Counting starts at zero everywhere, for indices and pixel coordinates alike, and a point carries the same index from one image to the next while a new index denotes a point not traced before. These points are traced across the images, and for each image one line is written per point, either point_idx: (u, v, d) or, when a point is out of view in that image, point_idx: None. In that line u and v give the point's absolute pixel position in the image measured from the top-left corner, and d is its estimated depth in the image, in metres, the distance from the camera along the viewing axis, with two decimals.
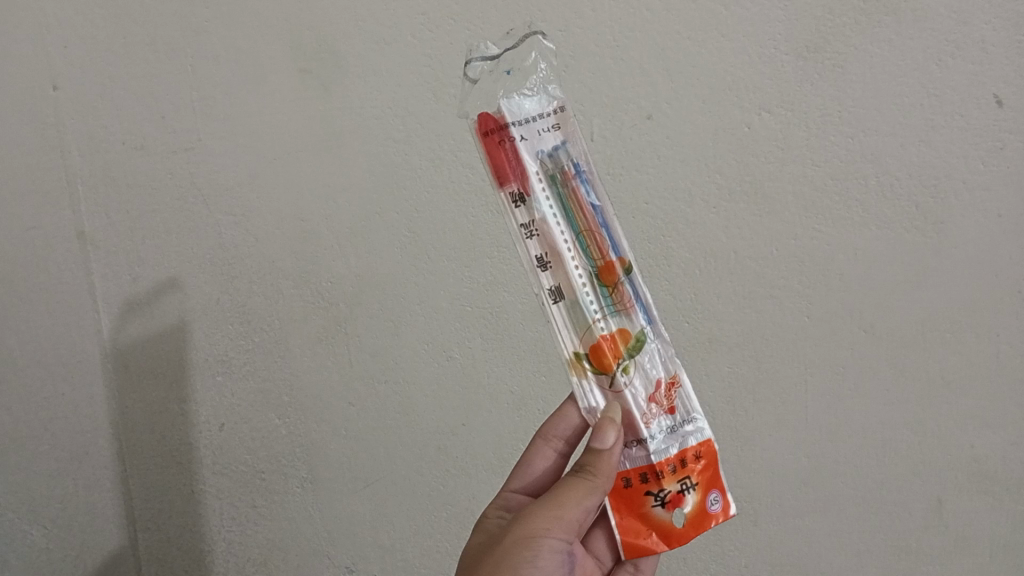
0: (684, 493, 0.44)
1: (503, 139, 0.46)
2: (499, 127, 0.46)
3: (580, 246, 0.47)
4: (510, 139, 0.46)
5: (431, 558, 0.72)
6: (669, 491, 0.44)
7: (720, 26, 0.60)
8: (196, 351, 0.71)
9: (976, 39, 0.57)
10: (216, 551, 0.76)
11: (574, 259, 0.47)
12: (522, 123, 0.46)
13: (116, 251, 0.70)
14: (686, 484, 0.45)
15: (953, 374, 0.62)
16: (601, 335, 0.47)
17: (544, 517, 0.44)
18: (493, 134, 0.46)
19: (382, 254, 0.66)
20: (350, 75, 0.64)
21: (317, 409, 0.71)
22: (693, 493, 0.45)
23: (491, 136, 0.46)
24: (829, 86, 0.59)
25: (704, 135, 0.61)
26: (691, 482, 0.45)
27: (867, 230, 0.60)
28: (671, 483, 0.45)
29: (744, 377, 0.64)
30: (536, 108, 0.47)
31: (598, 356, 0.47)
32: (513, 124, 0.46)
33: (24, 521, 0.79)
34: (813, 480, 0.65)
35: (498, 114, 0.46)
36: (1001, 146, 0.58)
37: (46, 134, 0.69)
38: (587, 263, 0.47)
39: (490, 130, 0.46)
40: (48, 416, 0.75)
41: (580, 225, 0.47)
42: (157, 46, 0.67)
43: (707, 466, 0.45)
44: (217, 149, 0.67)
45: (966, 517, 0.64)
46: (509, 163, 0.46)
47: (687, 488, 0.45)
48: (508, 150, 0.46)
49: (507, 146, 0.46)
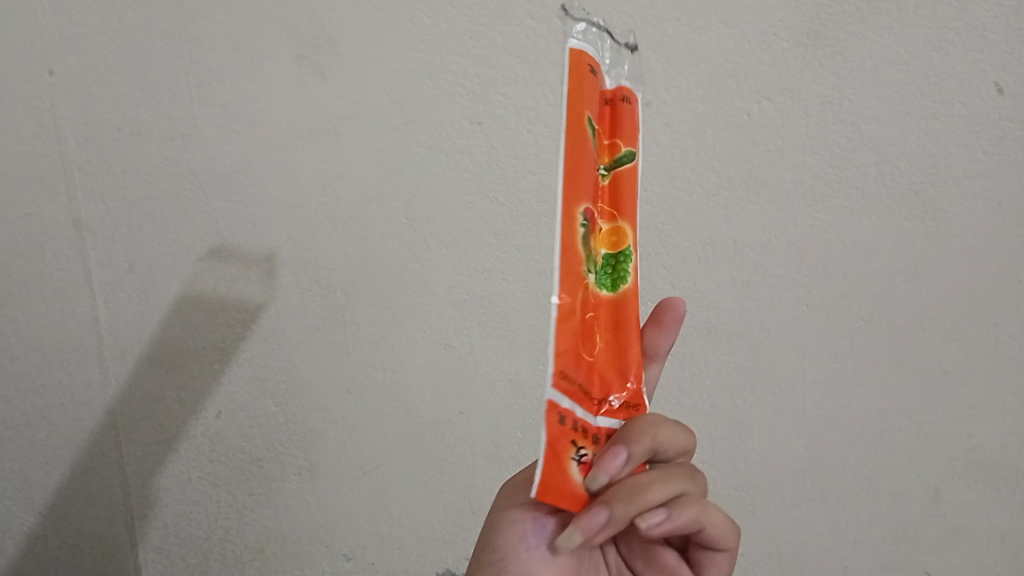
0: (580, 464, 0.35)
1: (619, 97, 0.37)
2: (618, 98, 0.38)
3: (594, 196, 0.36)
4: (615, 95, 0.37)
5: (430, 546, 0.73)
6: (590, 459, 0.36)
7: (719, 12, 0.58)
8: (193, 339, 0.71)
9: (977, 27, 0.57)
10: (212, 539, 0.77)
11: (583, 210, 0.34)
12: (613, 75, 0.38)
13: (112, 238, 0.70)
14: (581, 451, 0.35)
15: (951, 364, 0.62)
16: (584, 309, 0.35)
17: (516, 483, 0.47)
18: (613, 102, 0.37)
19: (380, 243, 0.66)
20: (345, 61, 0.63)
21: (314, 398, 0.71)
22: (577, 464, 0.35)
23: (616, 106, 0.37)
24: (829, 75, 0.58)
25: (703, 123, 0.60)
26: (573, 448, 0.35)
27: (866, 218, 0.60)
28: (591, 448, 0.36)
29: (742, 366, 0.64)
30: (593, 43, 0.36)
31: (619, 337, 0.37)
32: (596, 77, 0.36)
33: (21, 509, 0.79)
34: (808, 468, 0.66)
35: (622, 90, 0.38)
36: (1001, 134, 0.58)
37: (39, 120, 0.68)
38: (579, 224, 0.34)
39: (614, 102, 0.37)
40: (44, 404, 0.75)
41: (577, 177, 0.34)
42: (153, 32, 0.65)
43: (557, 434, 0.33)
44: (214, 136, 0.66)
45: (962, 506, 0.65)
46: (625, 121, 0.37)
47: (582, 457, 0.35)
48: (621, 113, 0.37)
49: (608, 107, 0.37)
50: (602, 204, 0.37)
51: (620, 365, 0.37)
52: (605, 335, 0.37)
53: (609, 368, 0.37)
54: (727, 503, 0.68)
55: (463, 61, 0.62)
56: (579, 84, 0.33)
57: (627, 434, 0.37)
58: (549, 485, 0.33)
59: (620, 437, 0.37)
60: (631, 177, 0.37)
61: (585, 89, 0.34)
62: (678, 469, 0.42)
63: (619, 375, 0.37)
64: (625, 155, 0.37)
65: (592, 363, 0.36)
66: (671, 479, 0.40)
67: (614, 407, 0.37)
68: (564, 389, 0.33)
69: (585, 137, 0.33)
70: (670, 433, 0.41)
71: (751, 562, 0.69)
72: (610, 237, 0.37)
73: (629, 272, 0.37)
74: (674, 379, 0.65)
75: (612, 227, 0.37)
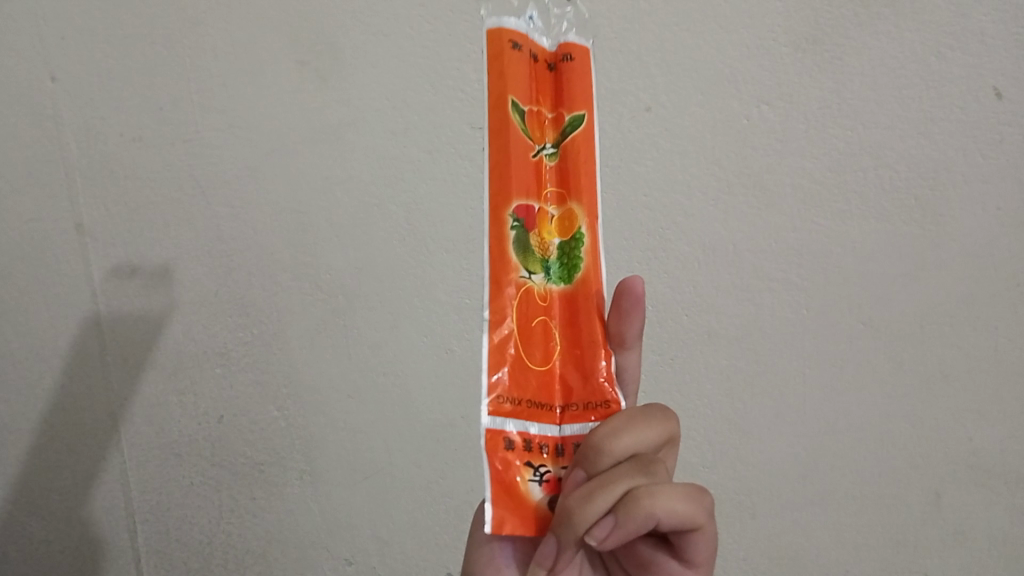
0: (543, 483, 0.36)
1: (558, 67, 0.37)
2: (560, 60, 0.38)
3: (540, 180, 0.37)
4: (555, 58, 0.38)
5: (431, 550, 0.73)
6: (549, 472, 0.36)
7: (718, 18, 0.59)
8: (194, 344, 0.71)
9: (975, 32, 0.57)
10: (213, 543, 0.77)
11: (521, 204, 0.36)
12: (557, 36, 0.38)
13: (115, 244, 0.70)
14: (542, 469, 0.36)
15: (951, 367, 0.63)
16: (529, 310, 0.37)
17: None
18: (557, 67, 0.38)
19: (381, 248, 0.66)
20: (347, 67, 0.63)
21: (315, 402, 0.71)
22: (538, 484, 0.36)
23: (560, 70, 0.38)
24: (828, 79, 0.59)
25: (703, 127, 0.61)
26: (530, 469, 0.35)
27: (865, 223, 0.60)
28: (553, 463, 0.36)
29: (742, 370, 0.64)
30: (521, 12, 0.37)
31: (579, 330, 0.37)
32: (531, 57, 0.37)
33: (23, 515, 0.79)
34: (808, 473, 0.66)
35: (565, 49, 0.38)
36: (1000, 139, 0.59)
37: (41, 125, 0.68)
38: (519, 220, 0.36)
39: (558, 67, 0.38)
40: (47, 409, 0.75)
41: (514, 168, 0.36)
42: (156, 38, 0.66)
43: (508, 453, 0.35)
44: (216, 141, 0.67)
45: (963, 510, 0.65)
46: (574, 83, 0.37)
47: (543, 476, 0.36)
48: (567, 77, 0.37)
49: (551, 73, 0.38)
50: (552, 187, 0.37)
51: (584, 361, 0.37)
52: (561, 331, 0.37)
53: (570, 367, 0.37)
54: (729, 507, 0.67)
55: (464, 66, 0.63)
56: (497, 78, 0.35)
57: (587, 451, 0.35)
58: (505, 519, 0.34)
59: (582, 456, 0.35)
60: (582, 144, 0.37)
61: (506, 73, 0.36)
62: (624, 467, 0.36)
63: (582, 371, 0.37)
64: (576, 122, 0.37)
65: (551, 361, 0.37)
66: (608, 486, 0.35)
67: (577, 411, 0.37)
68: (506, 412, 0.35)
69: (511, 132, 0.36)
70: (601, 440, 0.35)
71: (754, 568, 0.69)
72: (563, 224, 0.37)
73: (583, 258, 0.37)
74: (675, 383, 0.65)
75: (563, 211, 0.37)
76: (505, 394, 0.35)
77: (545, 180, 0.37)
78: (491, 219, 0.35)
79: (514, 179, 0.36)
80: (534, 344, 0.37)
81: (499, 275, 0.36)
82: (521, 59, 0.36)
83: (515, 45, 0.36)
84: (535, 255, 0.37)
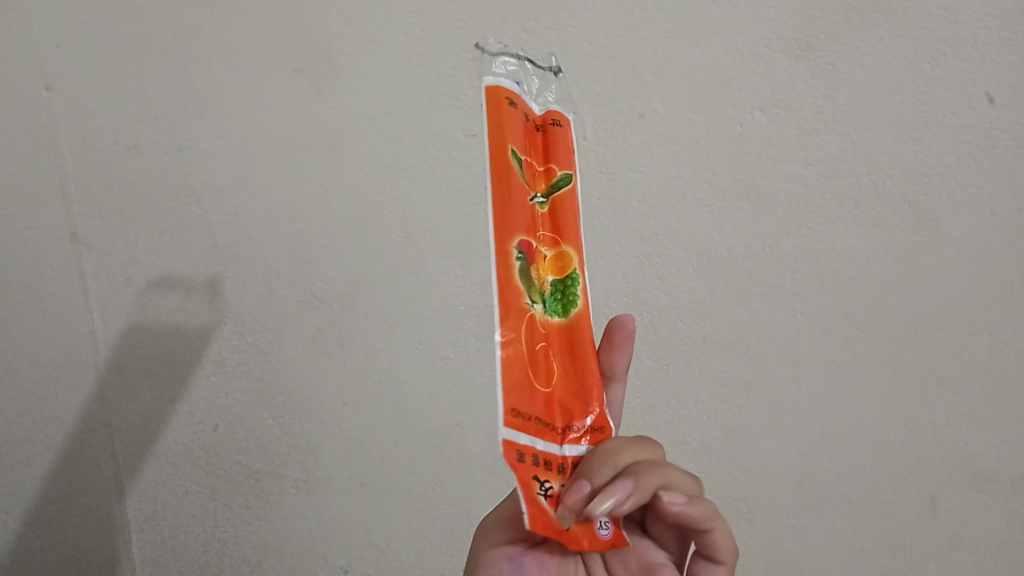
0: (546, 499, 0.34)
1: (549, 126, 0.37)
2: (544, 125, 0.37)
3: (534, 224, 0.36)
4: (545, 121, 0.37)
5: (427, 559, 0.73)
6: (552, 487, 0.34)
7: (711, 25, 0.59)
8: (190, 352, 0.71)
9: (966, 38, 0.57)
10: (209, 552, 0.77)
11: (520, 242, 0.35)
12: (541, 101, 0.38)
13: (109, 252, 0.70)
14: (546, 484, 0.34)
15: (946, 372, 0.63)
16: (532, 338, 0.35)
17: (494, 519, 0.47)
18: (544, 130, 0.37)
19: (376, 255, 0.66)
20: (342, 75, 0.63)
21: (310, 409, 0.71)
22: (543, 499, 0.34)
23: (547, 133, 0.37)
24: (821, 85, 0.59)
25: (697, 134, 0.61)
26: (536, 483, 0.34)
27: (860, 228, 0.60)
28: (557, 479, 0.34)
29: (738, 376, 0.64)
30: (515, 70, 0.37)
31: (577, 362, 0.36)
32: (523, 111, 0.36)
33: (17, 524, 0.79)
34: (804, 479, 0.66)
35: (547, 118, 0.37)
36: (992, 144, 0.59)
37: (36, 134, 0.68)
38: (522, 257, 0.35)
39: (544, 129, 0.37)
40: (41, 418, 0.75)
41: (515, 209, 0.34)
42: (150, 47, 0.65)
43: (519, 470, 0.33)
44: (210, 150, 0.67)
45: (959, 515, 0.65)
46: (560, 147, 0.37)
47: (547, 491, 0.34)
48: (554, 139, 0.37)
49: (539, 134, 0.37)
50: (545, 231, 0.36)
51: (581, 391, 0.36)
52: (560, 360, 0.36)
53: (569, 395, 0.36)
54: (726, 513, 0.67)
55: (458, 74, 0.62)
56: (498, 123, 0.34)
57: (592, 462, 0.35)
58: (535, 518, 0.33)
59: (585, 468, 0.35)
60: (572, 201, 0.37)
61: (506, 121, 0.34)
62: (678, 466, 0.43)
63: (582, 400, 0.36)
64: (566, 178, 0.37)
65: (553, 390, 0.36)
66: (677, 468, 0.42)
67: (576, 433, 0.36)
68: (519, 428, 0.33)
69: (512, 173, 0.34)
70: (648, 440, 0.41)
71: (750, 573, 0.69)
72: (557, 264, 0.36)
73: (579, 297, 0.37)
74: (670, 390, 0.65)
75: (557, 252, 0.36)
76: (517, 412, 0.33)
77: (539, 224, 0.36)
78: (497, 252, 0.34)
79: (516, 221, 0.34)
80: (537, 371, 0.35)
81: (504, 305, 0.34)
82: (517, 115, 0.35)
83: (511, 101, 0.35)
84: (534, 287, 0.35)
